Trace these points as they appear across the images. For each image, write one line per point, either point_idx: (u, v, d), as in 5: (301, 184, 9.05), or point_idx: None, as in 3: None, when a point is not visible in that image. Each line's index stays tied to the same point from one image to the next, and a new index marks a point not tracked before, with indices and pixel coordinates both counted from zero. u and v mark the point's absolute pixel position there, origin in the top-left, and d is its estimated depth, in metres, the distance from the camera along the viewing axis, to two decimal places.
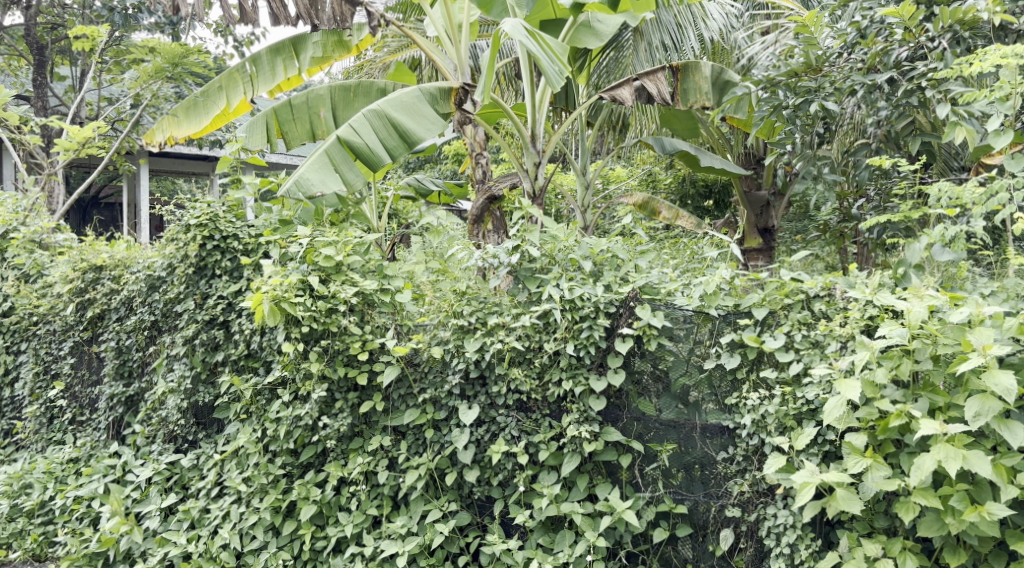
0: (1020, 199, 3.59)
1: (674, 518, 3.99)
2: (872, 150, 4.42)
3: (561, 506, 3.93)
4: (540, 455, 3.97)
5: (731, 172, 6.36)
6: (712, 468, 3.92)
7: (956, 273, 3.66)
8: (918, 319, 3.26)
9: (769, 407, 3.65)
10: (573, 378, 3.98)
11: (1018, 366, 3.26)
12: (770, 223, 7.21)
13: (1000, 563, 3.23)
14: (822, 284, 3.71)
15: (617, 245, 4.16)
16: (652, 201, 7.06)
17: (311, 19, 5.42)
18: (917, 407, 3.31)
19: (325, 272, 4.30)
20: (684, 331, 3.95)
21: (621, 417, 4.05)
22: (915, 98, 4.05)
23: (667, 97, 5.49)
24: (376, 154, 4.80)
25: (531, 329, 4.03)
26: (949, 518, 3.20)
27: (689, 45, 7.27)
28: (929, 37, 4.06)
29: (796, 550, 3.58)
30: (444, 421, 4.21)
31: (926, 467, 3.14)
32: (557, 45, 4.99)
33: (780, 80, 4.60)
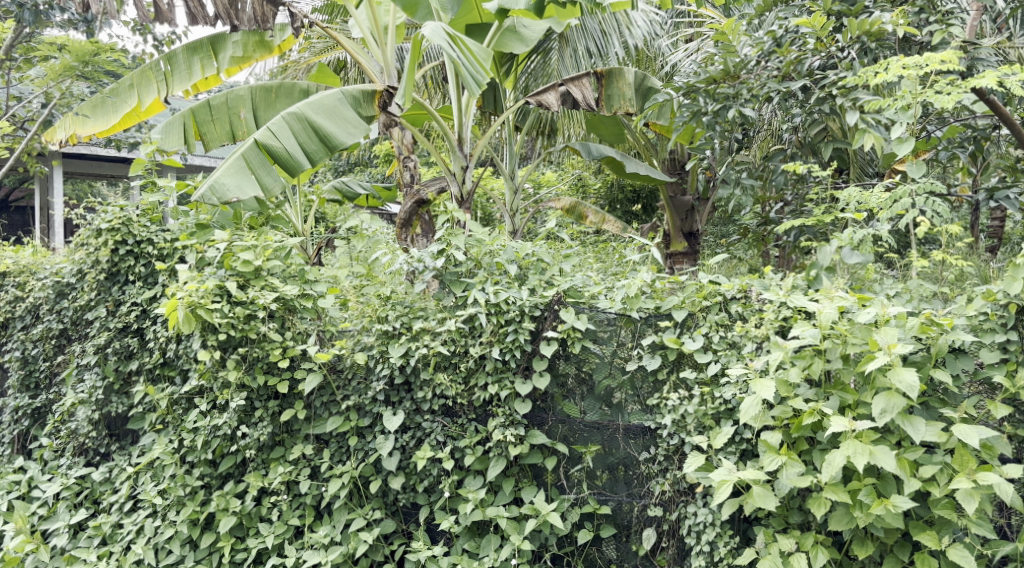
0: (921, 204, 3.77)
1: (598, 519, 4.04)
2: (787, 156, 4.58)
3: (486, 511, 3.93)
4: (466, 460, 3.96)
5: (655, 178, 6.48)
6: (635, 468, 3.99)
7: (865, 275, 3.80)
8: (829, 319, 3.36)
9: (689, 407, 3.72)
10: (499, 382, 3.98)
11: (920, 363, 3.39)
12: (695, 227, 7.32)
13: (904, 554, 3.36)
14: (739, 286, 3.80)
15: (542, 248, 4.16)
16: (579, 206, 7.17)
17: (231, 19, 5.28)
18: (828, 405, 3.43)
19: (244, 277, 4.19)
20: (608, 333, 4.00)
21: (546, 420, 4.08)
22: (826, 106, 4.18)
23: (593, 103, 5.65)
24: (295, 158, 4.71)
25: (456, 334, 4.01)
26: (858, 511, 3.31)
27: (613, 52, 7.44)
28: (839, 48, 4.23)
29: (715, 547, 3.65)
30: (368, 428, 4.15)
31: (836, 463, 3.23)
32: (480, 51, 5.05)
33: (700, 87, 4.63)
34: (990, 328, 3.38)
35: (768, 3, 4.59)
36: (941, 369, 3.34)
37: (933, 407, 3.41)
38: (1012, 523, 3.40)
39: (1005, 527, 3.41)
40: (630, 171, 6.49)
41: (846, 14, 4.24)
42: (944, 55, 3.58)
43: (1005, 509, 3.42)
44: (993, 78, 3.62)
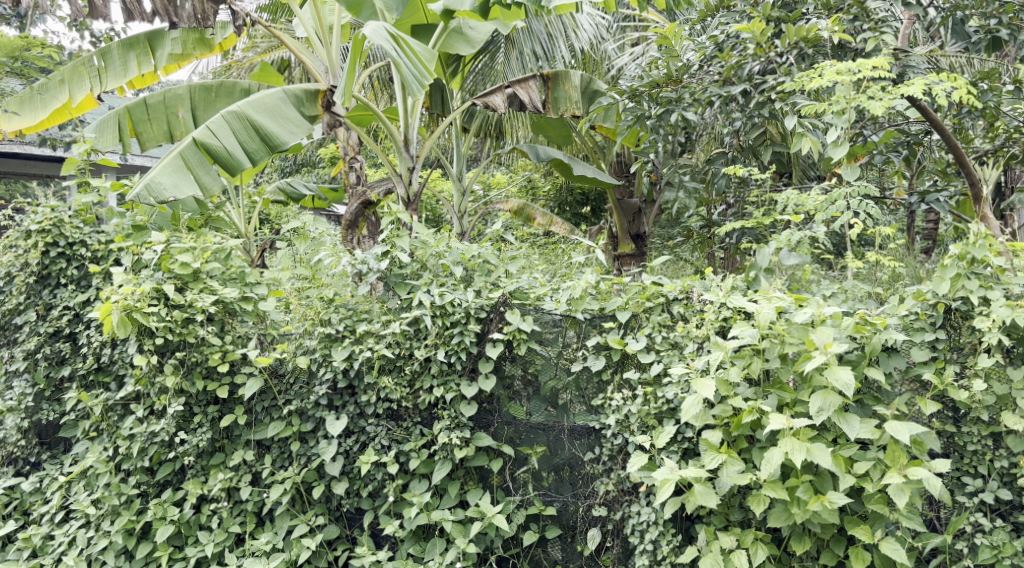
0: (855, 207, 3.87)
1: (543, 521, 4.05)
2: (728, 159, 4.60)
3: (431, 515, 3.90)
4: (410, 464, 3.93)
5: (601, 180, 6.54)
6: (580, 468, 4.01)
7: (802, 276, 3.89)
8: (767, 319, 3.42)
9: (632, 407, 3.75)
10: (444, 385, 3.96)
11: (855, 363, 3.46)
12: (642, 229, 7.39)
13: (840, 548, 3.43)
14: (681, 287, 3.84)
15: (488, 251, 4.13)
16: (527, 207, 7.23)
17: (170, 16, 5.16)
18: (767, 403, 3.48)
19: (182, 280, 4.10)
20: (553, 334, 4.02)
21: (492, 422, 4.08)
22: (765, 110, 4.26)
23: (539, 105, 5.64)
24: (236, 158, 4.63)
25: (401, 336, 3.97)
26: (795, 508, 3.37)
27: (560, 54, 7.56)
28: (778, 53, 4.27)
29: (658, 546, 3.69)
30: (311, 433, 4.10)
31: (775, 461, 3.29)
32: (424, 51, 5.05)
33: (642, 91, 4.72)
34: (920, 327, 3.48)
35: (710, 8, 4.65)
36: (874, 367, 3.42)
37: (867, 404, 3.49)
38: (941, 516, 3.50)
39: (935, 520, 3.50)
40: (577, 174, 6.52)
41: (784, 21, 4.33)
42: (874, 62, 3.70)
43: (935, 503, 3.52)
44: (920, 86, 3.76)
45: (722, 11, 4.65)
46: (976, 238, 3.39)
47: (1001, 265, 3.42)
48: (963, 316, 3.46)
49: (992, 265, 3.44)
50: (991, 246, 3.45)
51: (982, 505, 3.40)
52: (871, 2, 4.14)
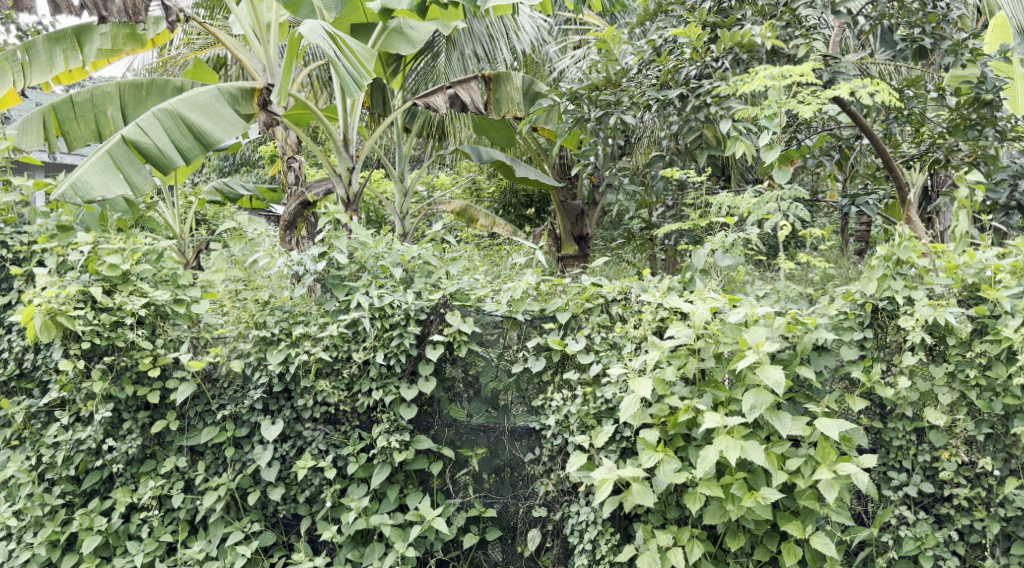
0: (786, 210, 3.96)
1: (484, 523, 4.04)
2: (666, 162, 4.71)
3: (370, 519, 3.86)
4: (349, 468, 3.87)
5: (544, 183, 6.59)
6: (521, 469, 4.01)
7: (736, 277, 3.97)
8: (702, 320, 3.47)
9: (572, 407, 3.77)
10: (383, 388, 3.91)
11: (787, 362, 3.54)
12: (585, 231, 7.47)
13: (773, 544, 3.50)
14: (619, 288, 3.87)
15: (428, 252, 4.08)
16: (470, 209, 7.28)
17: (98, 10, 4.98)
18: (702, 402, 3.53)
19: (110, 282, 3.97)
20: (494, 336, 4.01)
21: (432, 425, 4.05)
22: (701, 114, 4.34)
23: (480, 106, 5.65)
24: (168, 156, 4.52)
25: (339, 339, 3.91)
26: (730, 505, 3.42)
27: (501, 57, 7.60)
28: (713, 58, 4.37)
29: (597, 545, 3.71)
30: (246, 438, 4.02)
31: (710, 459, 3.32)
32: (362, 51, 5.02)
33: (582, 93, 4.74)
34: (849, 327, 3.57)
35: (648, 12, 4.70)
36: (805, 366, 3.49)
37: (799, 402, 3.57)
38: (868, 510, 3.60)
39: (862, 514, 3.60)
40: (519, 176, 6.55)
41: (720, 26, 4.42)
42: (804, 68, 3.80)
43: (862, 498, 3.62)
44: (846, 90, 3.88)
45: (660, 15, 4.72)
46: (901, 239, 3.49)
47: (925, 265, 3.52)
48: (889, 315, 3.56)
49: (916, 266, 3.54)
50: (915, 247, 3.56)
51: (907, 498, 3.51)
52: (803, 10, 4.30)
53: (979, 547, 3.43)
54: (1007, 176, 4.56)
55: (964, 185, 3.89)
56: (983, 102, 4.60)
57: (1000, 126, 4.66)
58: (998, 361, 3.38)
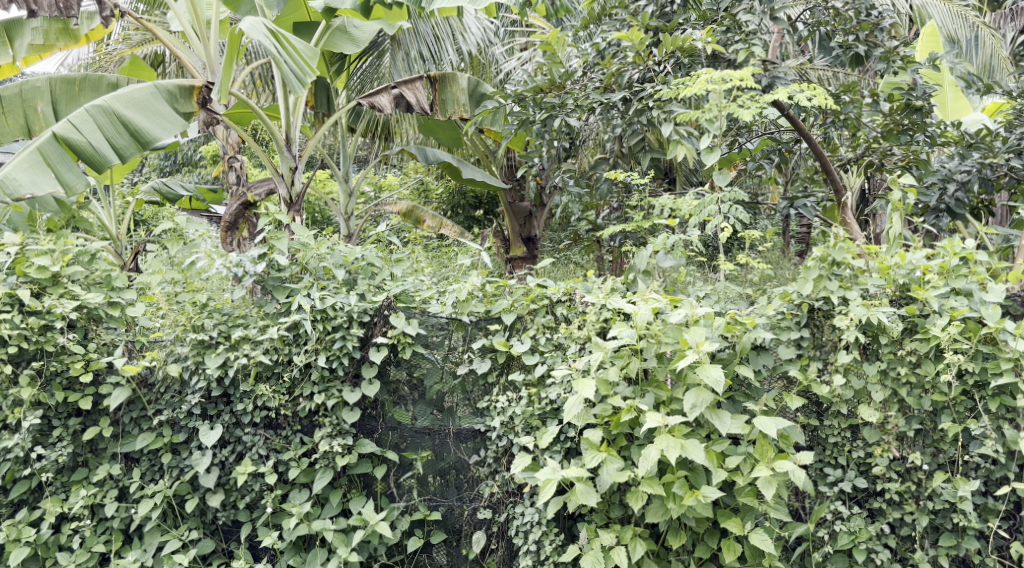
0: (726, 212, 4.03)
1: (428, 526, 4.01)
2: (610, 166, 4.82)
3: (311, 525, 3.80)
4: (290, 474, 3.81)
5: (491, 184, 6.58)
6: (466, 472, 4.00)
7: (677, 278, 4.03)
8: (644, 320, 3.50)
9: (517, 408, 3.77)
10: (325, 392, 3.86)
11: (726, 361, 3.60)
12: (533, 232, 7.50)
13: (713, 541, 3.56)
14: (564, 289, 3.88)
15: (372, 253, 4.04)
16: (416, 209, 7.26)
17: (28, 4, 4.83)
18: (644, 402, 3.57)
19: (40, 284, 3.85)
20: (439, 338, 3.99)
21: (376, 428, 4.00)
22: (644, 118, 4.38)
23: (426, 107, 5.67)
24: (101, 154, 4.39)
25: (279, 342, 3.86)
26: (671, 503, 3.45)
27: (447, 58, 7.58)
28: (656, 62, 4.44)
29: (541, 546, 3.71)
30: (183, 444, 3.94)
31: (651, 458, 3.35)
32: (305, 49, 4.95)
33: (526, 96, 4.76)
34: (786, 326, 3.64)
35: (592, 15, 4.74)
36: (744, 366, 3.56)
37: (738, 400, 3.64)
38: (806, 505, 3.68)
39: (800, 510, 3.67)
40: (466, 177, 6.53)
41: (662, 30, 4.49)
42: (743, 72, 3.87)
43: (800, 494, 3.69)
44: (784, 95, 3.97)
45: (604, 18, 4.77)
46: (836, 240, 3.57)
47: (859, 266, 3.61)
48: (825, 315, 3.63)
49: (851, 267, 3.63)
50: (850, 248, 3.65)
51: (842, 494, 3.58)
52: (742, 14, 4.34)
53: (909, 539, 3.52)
54: (937, 180, 4.81)
55: (896, 187, 4.00)
56: (914, 108, 4.82)
57: (930, 133, 4.93)
58: (927, 359, 3.46)
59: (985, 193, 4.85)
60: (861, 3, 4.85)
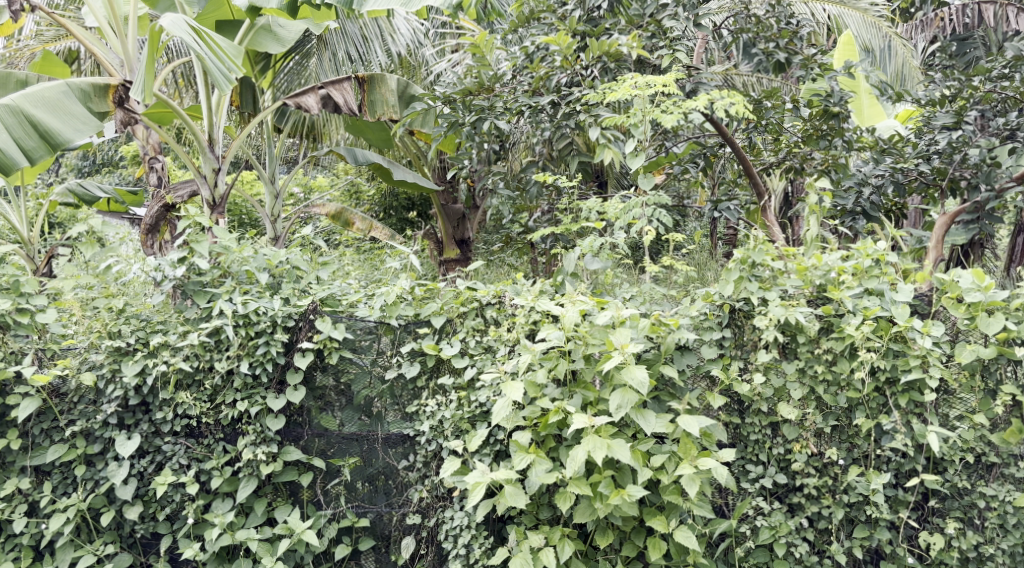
0: (649, 215, 4.12)
1: (356, 533, 3.96)
2: (539, 168, 4.93)
3: (235, 535, 3.73)
4: (212, 483, 3.73)
5: (422, 185, 6.52)
6: (395, 477, 3.96)
7: (605, 280, 4.10)
8: (572, 323, 3.52)
9: (446, 412, 3.75)
10: (249, 399, 3.78)
11: (650, 362, 3.67)
12: (468, 235, 7.47)
13: (640, 539, 3.60)
14: (493, 292, 3.87)
15: (297, 257, 3.96)
16: (346, 211, 7.15)
17: None
18: (572, 403, 3.59)
19: None
20: (367, 342, 3.93)
21: (302, 435, 3.93)
22: (572, 122, 4.46)
23: (354, 108, 5.79)
24: (8, 156, 4.15)
25: (200, 348, 3.75)
26: (598, 503, 3.48)
27: (375, 59, 7.54)
28: (583, 66, 4.49)
29: (471, 549, 3.70)
30: (98, 455, 3.81)
31: (578, 458, 3.37)
32: (230, 47, 4.85)
33: (455, 98, 4.76)
34: (708, 326, 3.73)
35: (521, 19, 4.76)
36: (668, 366, 3.64)
37: (664, 400, 3.71)
38: (728, 502, 3.76)
39: (723, 506, 3.75)
40: (396, 179, 6.47)
41: (589, 35, 4.56)
42: (665, 78, 3.96)
43: (723, 490, 3.77)
44: (705, 102, 4.06)
45: (533, 22, 4.79)
46: (755, 243, 3.66)
47: (779, 267, 3.70)
48: (745, 315, 3.72)
49: (770, 268, 3.72)
50: (769, 250, 3.74)
51: (763, 490, 3.67)
52: (667, 21, 4.43)
53: (826, 532, 3.63)
54: (854, 184, 5.04)
55: (813, 190, 4.13)
56: (831, 115, 4.92)
57: (847, 138, 5.01)
58: (842, 357, 3.56)
59: (898, 196, 5.14)
60: (781, 13, 5.05)
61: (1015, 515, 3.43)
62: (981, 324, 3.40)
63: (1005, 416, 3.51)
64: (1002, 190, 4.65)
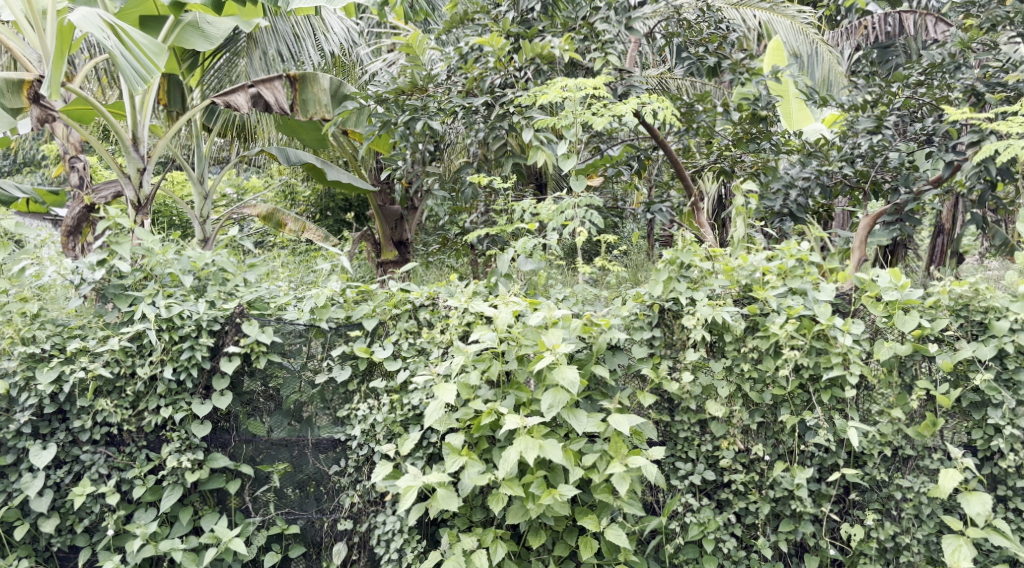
0: (581, 216, 4.16)
1: (286, 540, 3.89)
2: (473, 168, 4.92)
3: (158, 545, 3.64)
4: (134, 493, 3.62)
5: (357, 187, 6.42)
6: (326, 483, 3.89)
7: (538, 281, 4.12)
8: (506, 324, 3.51)
9: (378, 415, 3.70)
10: (173, 405, 3.68)
11: (582, 362, 3.70)
12: (405, 236, 7.41)
13: (572, 538, 3.62)
14: (427, 294, 3.82)
15: (223, 258, 3.87)
16: (278, 212, 7.03)
17: None
18: (505, 404, 3.59)
19: None
20: (296, 346, 3.86)
21: (229, 441, 3.85)
22: (506, 123, 4.44)
23: (285, 106, 5.71)
24: None
25: (120, 354, 3.64)
26: (530, 503, 3.48)
27: (307, 56, 7.48)
28: (516, 68, 4.51)
29: (403, 554, 3.66)
30: (12, 466, 3.67)
31: (510, 460, 3.36)
32: (149, 44, 4.80)
33: (388, 97, 4.72)
34: (639, 326, 3.77)
35: (455, 19, 4.74)
36: (600, 365, 3.67)
37: (595, 400, 3.74)
38: (659, 499, 3.80)
39: (654, 504, 3.80)
40: (330, 179, 6.39)
41: (522, 37, 4.58)
42: (596, 80, 4.01)
43: (654, 488, 3.82)
44: (634, 106, 4.11)
45: (467, 22, 4.77)
46: (684, 244, 3.72)
47: (707, 267, 3.76)
48: (674, 315, 3.77)
49: (699, 268, 3.77)
50: (698, 250, 3.80)
51: (692, 487, 3.72)
52: (598, 24, 4.46)
53: (753, 527, 3.70)
54: (781, 186, 5.15)
55: (740, 193, 4.22)
56: (759, 118, 5.04)
57: (775, 141, 5.14)
58: (767, 355, 3.63)
59: (824, 198, 5.29)
60: (711, 18, 5.21)
61: (929, 506, 3.54)
62: (898, 322, 3.51)
63: (920, 410, 3.62)
64: (919, 193, 4.83)
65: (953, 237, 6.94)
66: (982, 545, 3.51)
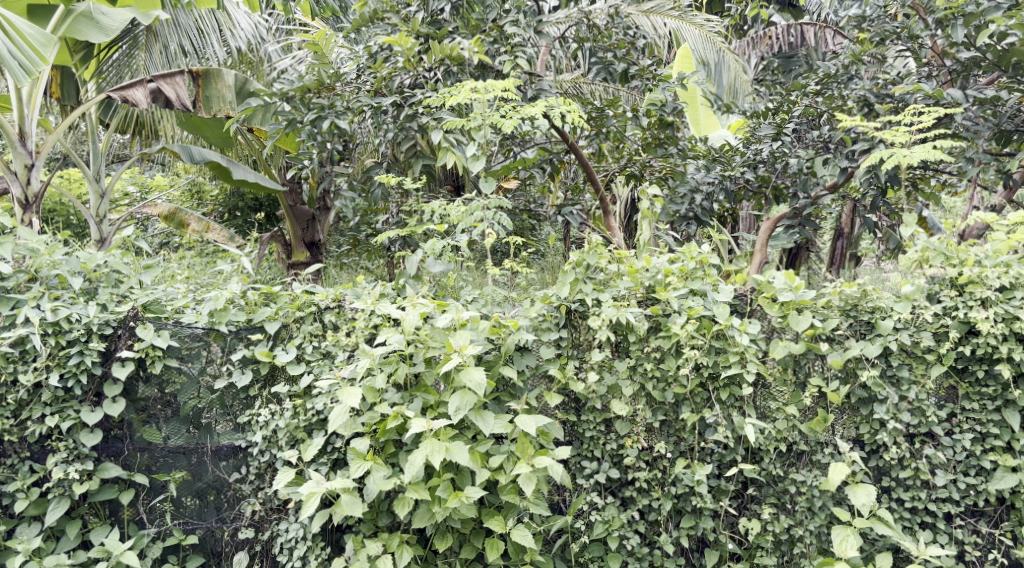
0: (490, 218, 4.16)
1: (184, 551, 3.76)
2: (383, 169, 4.86)
3: (43, 561, 3.48)
4: (16, 507, 3.46)
5: (265, 186, 6.25)
6: (226, 491, 3.78)
7: (447, 283, 4.09)
8: (412, 327, 3.46)
9: (280, 421, 3.60)
10: (59, 413, 3.51)
11: (490, 363, 3.70)
12: (317, 237, 7.32)
13: (478, 540, 3.61)
14: (333, 296, 3.74)
15: (116, 259, 3.70)
16: (180, 212, 6.85)
17: None
18: (412, 407, 3.54)
19: None
20: (194, 350, 3.72)
21: (122, 450, 3.69)
22: (415, 123, 4.41)
23: (187, 102, 5.56)
24: None
25: (1, 360, 3.46)
26: (436, 507, 3.45)
27: (211, 51, 7.28)
28: (426, 68, 4.50)
29: (306, 561, 3.58)
30: None
31: (416, 463, 3.32)
32: (38, 35, 4.62)
33: (293, 94, 4.62)
34: (547, 327, 3.79)
35: (364, 18, 4.67)
36: (508, 366, 3.68)
37: (503, 401, 3.75)
38: (565, 498, 3.85)
39: (560, 503, 3.85)
40: (236, 179, 6.23)
41: (431, 37, 4.55)
42: (503, 83, 4.03)
43: (560, 488, 3.86)
44: (542, 108, 4.14)
45: (376, 22, 4.71)
46: (589, 246, 3.76)
47: (611, 270, 3.81)
48: (581, 316, 3.81)
49: (605, 270, 3.82)
50: (604, 253, 3.85)
51: (597, 485, 3.78)
52: (507, 27, 4.46)
53: (656, 523, 3.77)
54: (688, 191, 5.32)
55: (646, 196, 4.32)
56: (666, 123, 5.22)
57: (681, 146, 5.30)
58: (669, 355, 3.71)
59: (728, 202, 5.46)
60: (621, 23, 5.27)
61: (821, 498, 3.70)
62: (792, 322, 3.62)
63: (813, 406, 3.75)
64: (816, 198, 5.04)
65: (852, 240, 7.26)
66: (868, 534, 3.68)
